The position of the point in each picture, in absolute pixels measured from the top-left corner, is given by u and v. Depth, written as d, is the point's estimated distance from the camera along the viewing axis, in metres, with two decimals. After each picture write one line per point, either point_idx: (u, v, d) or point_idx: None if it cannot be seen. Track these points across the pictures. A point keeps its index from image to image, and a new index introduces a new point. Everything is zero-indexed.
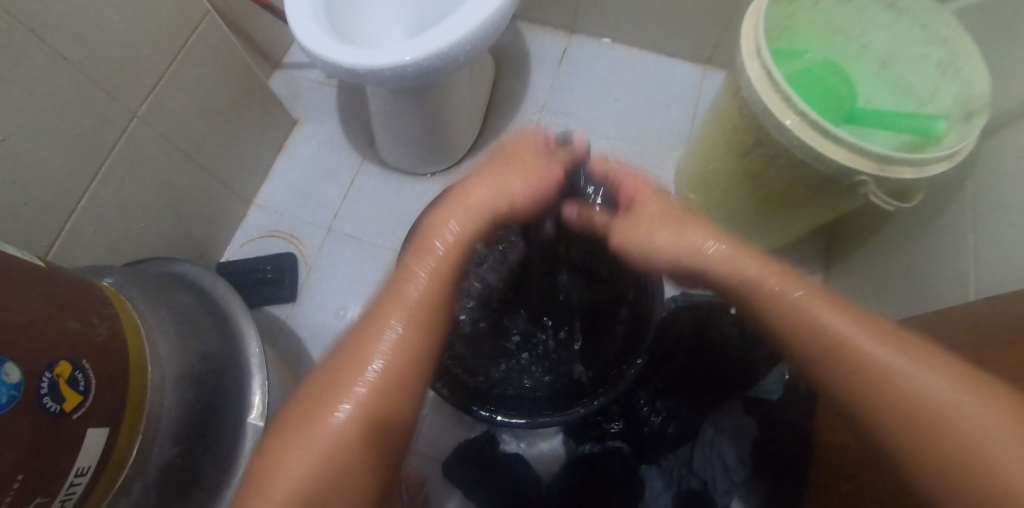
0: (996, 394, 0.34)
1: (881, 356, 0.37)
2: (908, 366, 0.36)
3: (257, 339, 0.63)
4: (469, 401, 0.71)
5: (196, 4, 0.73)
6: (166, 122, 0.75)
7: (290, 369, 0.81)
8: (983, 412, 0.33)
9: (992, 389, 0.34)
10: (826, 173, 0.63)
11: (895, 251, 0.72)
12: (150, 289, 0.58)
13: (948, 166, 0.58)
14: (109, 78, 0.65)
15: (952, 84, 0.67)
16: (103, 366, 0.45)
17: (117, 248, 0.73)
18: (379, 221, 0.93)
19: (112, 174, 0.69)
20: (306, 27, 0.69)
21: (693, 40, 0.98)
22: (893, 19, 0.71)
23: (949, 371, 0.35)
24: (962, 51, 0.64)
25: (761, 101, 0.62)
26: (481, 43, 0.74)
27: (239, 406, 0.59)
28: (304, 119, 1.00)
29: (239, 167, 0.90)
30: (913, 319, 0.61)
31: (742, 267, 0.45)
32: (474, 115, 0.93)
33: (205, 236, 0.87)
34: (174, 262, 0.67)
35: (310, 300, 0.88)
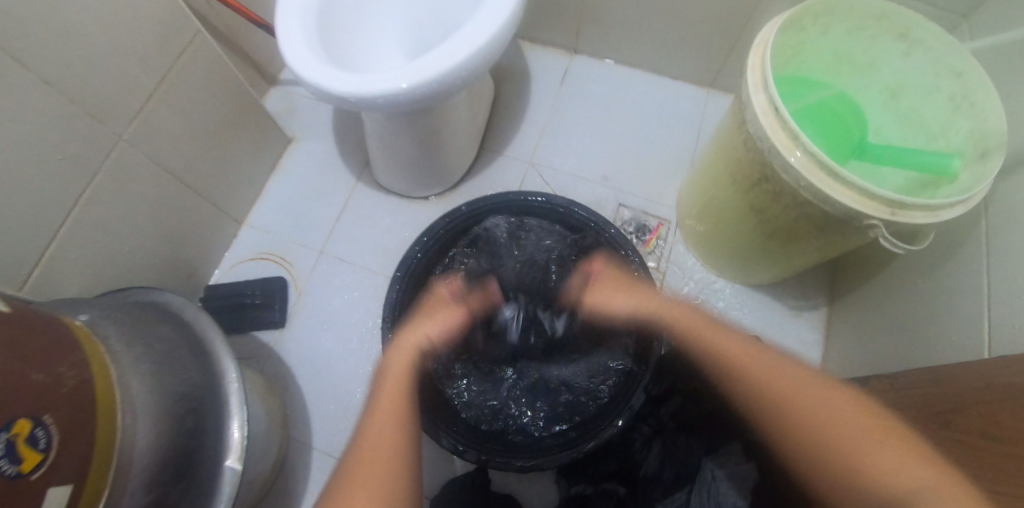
0: (902, 444, 0.46)
1: (851, 429, 0.49)
2: (877, 447, 0.46)
3: (237, 375, 0.59)
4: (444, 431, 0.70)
5: (190, 23, 0.72)
6: (156, 143, 0.73)
7: (278, 398, 0.79)
8: (902, 459, 0.44)
9: (924, 457, 0.44)
10: (833, 214, 0.60)
11: (903, 290, 0.70)
12: (127, 325, 0.56)
13: (961, 211, 0.56)
14: (96, 100, 0.63)
15: (965, 120, 0.64)
16: (69, 418, 0.43)
17: (100, 274, 0.70)
18: (373, 243, 0.91)
19: (98, 195, 0.67)
20: (296, 46, 0.66)
21: (697, 63, 0.96)
22: (906, 48, 0.68)
23: (862, 420, 0.49)
24: (978, 87, 0.61)
25: (767, 137, 0.60)
26: (480, 64, 0.71)
27: (217, 453, 0.56)
28: (299, 136, 0.98)
29: (230, 186, 0.88)
30: (925, 368, 0.58)
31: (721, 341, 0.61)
32: (472, 138, 0.91)
33: (194, 257, 0.85)
34: (156, 290, 0.64)
35: (301, 325, 0.86)
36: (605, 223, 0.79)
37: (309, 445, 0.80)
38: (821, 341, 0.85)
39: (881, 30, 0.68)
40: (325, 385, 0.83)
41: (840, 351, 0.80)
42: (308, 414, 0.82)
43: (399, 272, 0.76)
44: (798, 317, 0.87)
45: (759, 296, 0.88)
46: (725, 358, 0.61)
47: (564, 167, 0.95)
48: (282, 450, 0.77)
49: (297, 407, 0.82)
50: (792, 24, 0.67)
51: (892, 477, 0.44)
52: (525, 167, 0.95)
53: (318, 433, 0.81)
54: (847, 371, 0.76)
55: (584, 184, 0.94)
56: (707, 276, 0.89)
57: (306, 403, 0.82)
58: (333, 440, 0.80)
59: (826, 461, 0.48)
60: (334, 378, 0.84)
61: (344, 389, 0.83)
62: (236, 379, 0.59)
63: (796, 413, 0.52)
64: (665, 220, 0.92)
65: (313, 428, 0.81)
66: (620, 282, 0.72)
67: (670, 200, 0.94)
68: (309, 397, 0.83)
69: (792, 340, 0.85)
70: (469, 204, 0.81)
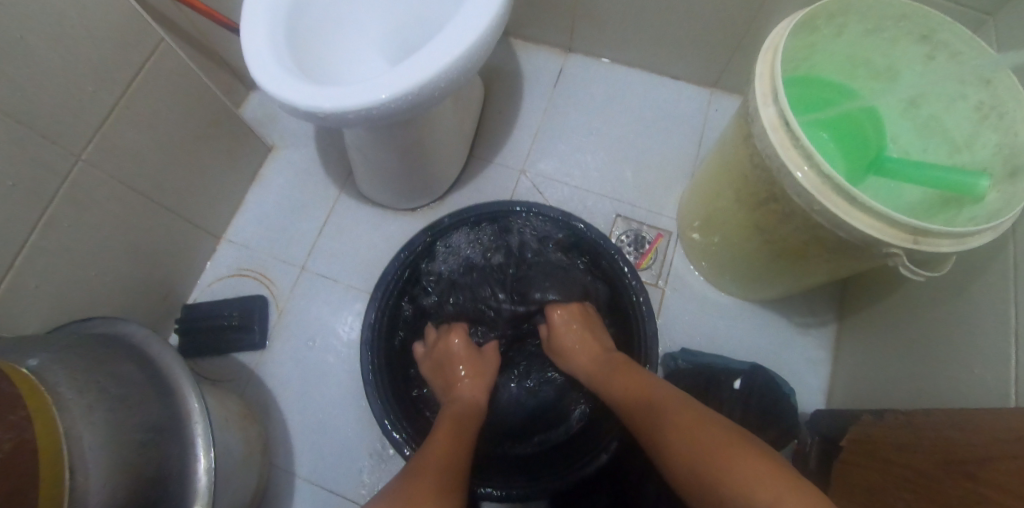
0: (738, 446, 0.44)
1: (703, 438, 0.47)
2: (722, 458, 0.44)
3: (204, 416, 0.54)
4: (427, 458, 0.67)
5: (151, 31, 0.67)
6: (119, 161, 0.69)
7: (257, 425, 0.76)
8: (745, 464, 0.42)
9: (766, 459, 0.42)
10: (848, 239, 0.55)
11: (921, 315, 0.65)
12: (81, 367, 0.51)
13: (990, 237, 0.50)
14: (48, 119, 0.59)
15: (991, 132, 0.59)
16: (6, 487, 0.39)
17: (63, 302, 0.66)
18: (357, 259, 0.86)
19: (56, 221, 0.63)
20: (262, 58, 0.60)
21: (700, 62, 0.90)
22: (928, 51, 0.62)
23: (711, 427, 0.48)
24: (1008, 97, 0.56)
25: (776, 155, 0.54)
26: (463, 72, 0.66)
27: (183, 498, 0.52)
28: (280, 145, 0.93)
29: (205, 200, 0.84)
30: (945, 408, 0.54)
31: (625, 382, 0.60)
32: (460, 146, 0.86)
33: (169, 276, 0.81)
34: (119, 322, 0.59)
35: (283, 346, 0.82)
36: (610, 245, 0.75)
37: (291, 473, 0.77)
38: (830, 359, 0.81)
39: (901, 33, 0.62)
40: (307, 410, 0.79)
41: (850, 374, 0.75)
42: (290, 441, 0.78)
43: (380, 286, 0.73)
44: (805, 335, 0.82)
45: (764, 313, 0.83)
46: (630, 393, 0.58)
47: (559, 175, 0.90)
48: (263, 480, 0.74)
49: (279, 433, 0.79)
50: (802, 27, 0.61)
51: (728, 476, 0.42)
52: (518, 176, 0.90)
53: (301, 461, 0.77)
54: (859, 396, 0.71)
55: (579, 193, 0.89)
56: (710, 291, 0.85)
57: (289, 429, 0.79)
58: (317, 468, 0.77)
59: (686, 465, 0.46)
60: (317, 402, 0.80)
61: (328, 414, 0.79)
62: (202, 414, 0.54)
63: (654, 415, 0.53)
64: (665, 231, 0.87)
65: (297, 455, 0.78)
66: (584, 333, 0.69)
67: (670, 210, 0.88)
68: (291, 422, 0.79)
69: (800, 359, 0.81)
70: (453, 215, 0.77)
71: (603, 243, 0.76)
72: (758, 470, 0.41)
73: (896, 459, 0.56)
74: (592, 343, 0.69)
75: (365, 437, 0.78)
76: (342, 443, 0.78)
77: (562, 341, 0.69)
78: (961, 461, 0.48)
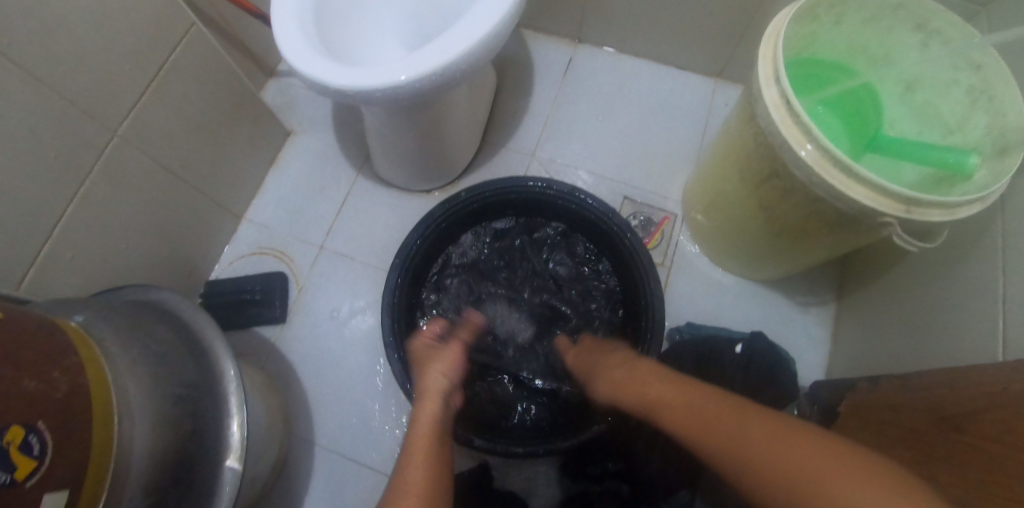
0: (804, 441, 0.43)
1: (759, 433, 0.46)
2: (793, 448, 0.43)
3: (237, 377, 0.58)
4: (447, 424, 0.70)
5: (183, 15, 0.70)
6: (151, 139, 0.72)
7: (278, 396, 0.79)
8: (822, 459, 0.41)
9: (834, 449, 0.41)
10: (847, 211, 0.58)
11: (916, 288, 0.68)
12: (123, 325, 0.55)
13: (978, 209, 0.54)
14: (89, 96, 0.62)
15: (982, 114, 0.63)
16: (66, 424, 0.42)
17: (96, 273, 0.69)
18: (374, 239, 0.90)
19: (93, 194, 0.66)
20: (291, 38, 0.64)
21: (705, 53, 0.93)
22: (923, 38, 0.66)
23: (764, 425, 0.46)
24: (998, 80, 0.60)
25: (779, 132, 0.58)
26: (480, 56, 0.69)
27: (217, 451, 0.56)
28: (298, 130, 0.97)
29: (227, 181, 0.87)
30: (937, 370, 0.57)
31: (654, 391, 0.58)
32: (474, 131, 0.89)
33: (193, 253, 0.84)
34: (153, 289, 0.63)
35: (302, 322, 0.85)
36: (617, 220, 0.77)
37: (311, 442, 0.80)
38: (829, 338, 0.84)
39: (897, 21, 0.66)
40: (325, 382, 0.82)
41: (849, 348, 0.78)
42: (309, 412, 0.81)
43: (399, 258, 0.75)
44: (806, 313, 0.85)
45: (766, 292, 0.86)
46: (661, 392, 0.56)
47: (568, 160, 0.94)
48: (284, 449, 0.77)
49: (298, 404, 0.81)
50: (805, 14, 0.65)
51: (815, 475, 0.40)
52: (529, 160, 0.94)
53: (320, 430, 0.80)
54: (858, 368, 0.74)
55: (588, 177, 0.92)
56: (713, 271, 0.88)
57: (308, 400, 0.82)
58: (336, 437, 0.80)
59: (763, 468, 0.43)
60: (335, 375, 0.83)
61: (346, 386, 0.82)
62: (236, 376, 0.58)
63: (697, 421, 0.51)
64: (670, 214, 0.90)
65: (316, 425, 0.81)
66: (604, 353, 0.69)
67: (676, 194, 0.92)
68: (310, 394, 0.82)
69: (800, 337, 0.84)
70: (470, 191, 0.79)
71: (609, 218, 0.77)
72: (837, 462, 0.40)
73: (891, 420, 0.59)
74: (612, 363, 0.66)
75: (381, 408, 0.81)
76: (359, 414, 0.81)
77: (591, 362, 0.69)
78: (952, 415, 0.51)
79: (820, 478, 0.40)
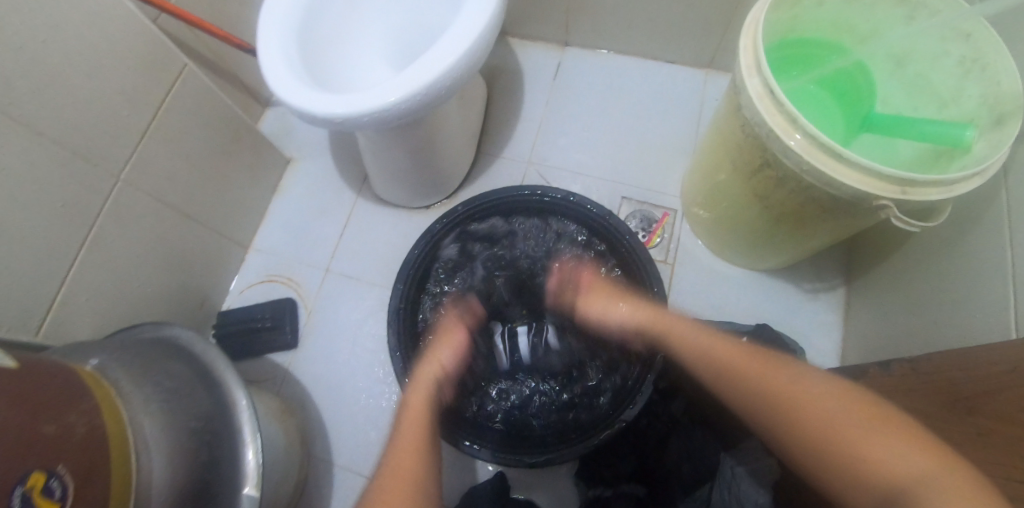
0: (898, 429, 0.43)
1: (837, 420, 0.47)
2: (866, 438, 0.44)
3: (247, 402, 0.60)
4: (455, 432, 0.72)
5: (174, 57, 0.72)
6: (154, 179, 0.74)
7: (294, 418, 0.80)
8: (888, 447, 0.42)
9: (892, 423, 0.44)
10: (840, 196, 0.57)
11: (923, 267, 0.67)
12: (136, 365, 0.57)
13: (978, 182, 0.53)
14: (91, 144, 0.65)
15: (975, 83, 0.61)
16: (81, 467, 0.44)
17: (111, 313, 0.71)
18: (376, 257, 0.91)
19: (102, 236, 0.69)
20: (276, 70, 0.65)
21: (692, 45, 0.93)
22: (909, 13, 0.64)
23: (896, 431, 0.43)
24: (990, 49, 0.58)
25: (764, 122, 0.57)
26: (466, 69, 0.70)
27: (233, 481, 0.57)
28: (297, 156, 0.99)
29: (231, 213, 0.89)
30: (944, 351, 0.56)
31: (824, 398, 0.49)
32: (467, 145, 0.90)
33: (205, 285, 0.86)
34: (166, 325, 0.65)
35: (312, 345, 0.87)
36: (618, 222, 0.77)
37: (329, 462, 0.82)
38: (841, 322, 0.82)
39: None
40: (338, 403, 0.84)
41: (861, 332, 0.77)
42: (325, 432, 0.83)
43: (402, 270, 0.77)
44: (815, 299, 0.84)
45: (772, 281, 0.85)
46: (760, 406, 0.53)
47: (562, 163, 0.94)
48: (303, 469, 0.79)
49: (314, 426, 0.83)
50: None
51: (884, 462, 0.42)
52: (524, 168, 0.94)
53: (337, 451, 0.82)
54: (870, 353, 0.73)
55: (584, 180, 0.92)
56: (717, 264, 0.87)
57: (323, 421, 0.83)
58: (352, 457, 0.81)
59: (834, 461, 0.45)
60: (347, 395, 0.84)
61: (358, 405, 0.84)
62: (247, 405, 0.60)
63: (802, 417, 0.49)
64: (670, 210, 0.90)
65: (333, 447, 0.82)
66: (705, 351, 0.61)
67: (673, 189, 0.91)
68: (324, 415, 0.84)
69: (811, 323, 0.83)
70: (466, 204, 0.80)
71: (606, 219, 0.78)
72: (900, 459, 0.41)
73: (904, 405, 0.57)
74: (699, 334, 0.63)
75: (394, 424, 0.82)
76: (374, 431, 0.82)
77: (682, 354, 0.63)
78: (940, 406, 0.53)
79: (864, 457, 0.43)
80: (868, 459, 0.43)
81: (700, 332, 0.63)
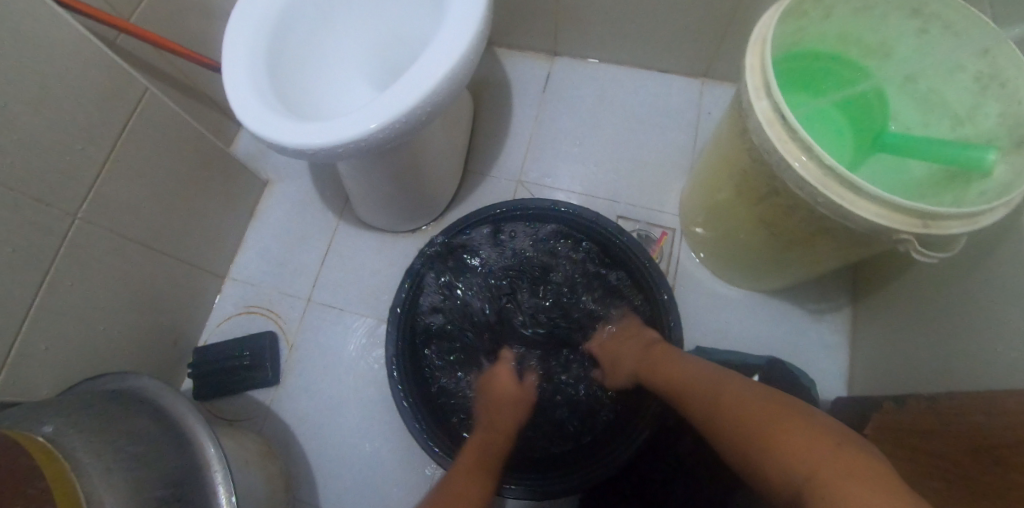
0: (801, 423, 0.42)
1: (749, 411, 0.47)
2: (774, 433, 0.43)
3: (219, 457, 0.55)
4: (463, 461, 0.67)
5: (134, 82, 0.67)
6: (117, 215, 0.69)
7: (278, 462, 0.76)
8: (783, 435, 0.42)
9: (797, 419, 0.43)
10: (855, 228, 0.54)
11: (936, 293, 0.64)
12: (97, 429, 0.52)
13: (1003, 212, 0.49)
14: (43, 183, 0.59)
15: (993, 102, 0.58)
16: None
17: (74, 361, 0.66)
18: (362, 285, 0.86)
19: (60, 281, 0.63)
20: (244, 99, 0.60)
21: (687, 54, 0.89)
22: (921, 25, 0.60)
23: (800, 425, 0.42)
24: (1009, 66, 0.54)
25: (774, 149, 0.53)
26: (450, 92, 0.65)
27: None
28: (274, 178, 0.93)
29: (205, 242, 0.84)
30: (966, 391, 0.53)
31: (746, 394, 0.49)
32: (453, 165, 0.86)
33: (178, 322, 0.81)
34: (133, 376, 0.60)
35: (296, 381, 0.82)
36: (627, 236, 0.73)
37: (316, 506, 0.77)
38: (847, 344, 0.79)
39: (891, 9, 0.60)
40: (325, 442, 0.79)
41: (869, 357, 0.74)
42: (311, 475, 0.78)
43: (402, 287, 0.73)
44: (821, 321, 0.81)
45: (776, 302, 0.82)
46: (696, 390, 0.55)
47: (554, 182, 0.89)
48: None
49: (300, 468, 0.79)
50: (789, 13, 0.59)
51: (782, 449, 0.41)
52: (514, 187, 0.89)
53: (325, 494, 0.77)
54: (880, 380, 0.70)
55: (578, 199, 0.88)
56: (718, 285, 0.84)
57: (309, 462, 0.79)
58: (341, 500, 0.77)
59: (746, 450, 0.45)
60: (335, 433, 0.80)
61: (347, 443, 0.79)
62: (216, 448, 0.56)
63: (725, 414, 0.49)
64: (668, 229, 0.86)
65: (320, 490, 0.78)
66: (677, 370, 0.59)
67: (671, 207, 0.87)
68: (311, 456, 0.79)
69: (817, 345, 0.80)
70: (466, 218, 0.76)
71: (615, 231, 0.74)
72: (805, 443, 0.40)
73: (925, 447, 0.54)
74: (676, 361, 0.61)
75: (385, 464, 0.78)
76: (365, 472, 0.78)
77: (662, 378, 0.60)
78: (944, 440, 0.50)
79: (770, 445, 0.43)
80: (768, 443, 0.43)
81: (676, 356, 0.61)
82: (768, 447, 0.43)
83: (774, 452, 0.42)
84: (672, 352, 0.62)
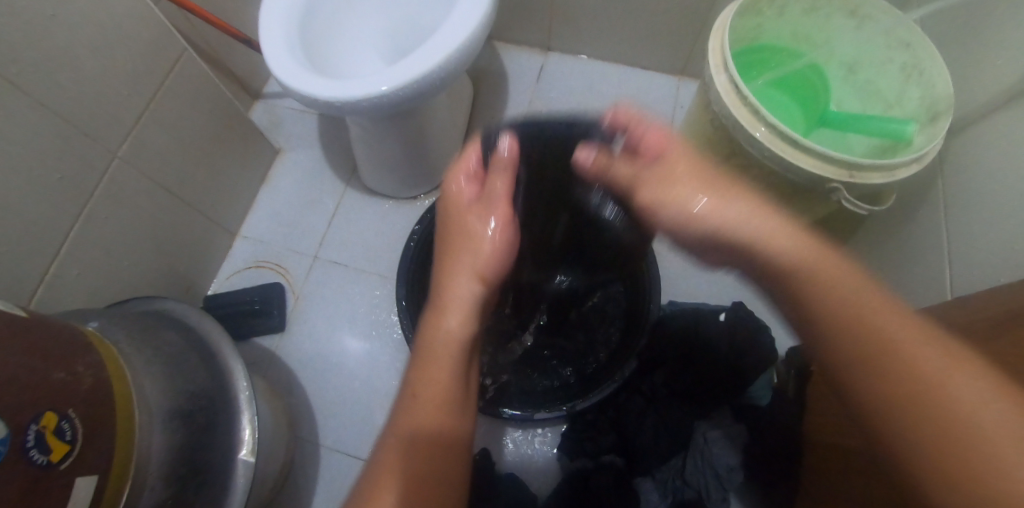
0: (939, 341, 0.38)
1: (862, 313, 0.41)
2: (920, 350, 0.38)
3: (244, 373, 0.61)
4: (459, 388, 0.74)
5: (175, 42, 0.74)
6: (149, 161, 0.76)
7: (282, 401, 0.82)
8: (919, 343, 0.38)
9: (932, 336, 0.39)
10: (799, 182, 0.64)
11: (873, 251, 0.74)
12: (134, 330, 0.58)
13: (916, 168, 0.60)
14: (89, 119, 0.66)
15: (915, 87, 0.69)
16: (89, 415, 0.45)
17: (100, 289, 0.72)
18: (365, 245, 0.94)
19: (95, 213, 0.69)
20: (279, 57, 0.69)
21: (665, 54, 1.01)
22: (858, 24, 0.72)
23: (942, 352, 0.37)
24: (925, 55, 0.66)
25: (731, 114, 0.64)
26: (459, 63, 0.74)
27: (230, 446, 0.59)
28: (286, 148, 1.01)
29: (222, 200, 0.91)
30: (892, 319, 0.62)
31: (845, 296, 0.43)
32: (455, 139, 0.95)
33: (191, 270, 0.87)
34: (160, 300, 0.66)
35: (299, 329, 0.89)
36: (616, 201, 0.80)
37: (316, 444, 0.83)
38: None
39: (833, 10, 0.72)
40: (326, 385, 0.85)
41: None
42: (312, 414, 0.84)
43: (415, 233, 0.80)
44: None
45: (740, 270, 0.92)
46: (803, 266, 0.47)
47: None
48: (290, 450, 0.80)
49: (301, 409, 0.84)
50: (748, 7, 0.71)
51: (923, 369, 0.37)
52: None
53: (324, 431, 0.83)
54: None
55: None
56: None
57: (310, 403, 0.85)
58: (339, 437, 0.83)
59: (848, 359, 0.41)
60: (336, 377, 0.86)
61: (347, 386, 0.85)
62: (247, 384, 0.61)
63: (854, 323, 0.41)
64: None
65: (321, 429, 0.83)
66: (742, 206, 0.53)
67: None
68: (312, 397, 0.85)
69: None
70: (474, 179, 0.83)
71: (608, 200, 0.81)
72: (939, 362, 0.37)
73: None
74: (726, 204, 0.54)
75: (383, 405, 0.84)
76: (364, 413, 0.84)
77: (710, 218, 0.54)
78: None
79: (911, 356, 0.38)
80: (907, 360, 0.38)
81: (742, 209, 0.53)
82: (890, 352, 0.38)
83: (878, 376, 0.38)
84: (727, 196, 0.54)
